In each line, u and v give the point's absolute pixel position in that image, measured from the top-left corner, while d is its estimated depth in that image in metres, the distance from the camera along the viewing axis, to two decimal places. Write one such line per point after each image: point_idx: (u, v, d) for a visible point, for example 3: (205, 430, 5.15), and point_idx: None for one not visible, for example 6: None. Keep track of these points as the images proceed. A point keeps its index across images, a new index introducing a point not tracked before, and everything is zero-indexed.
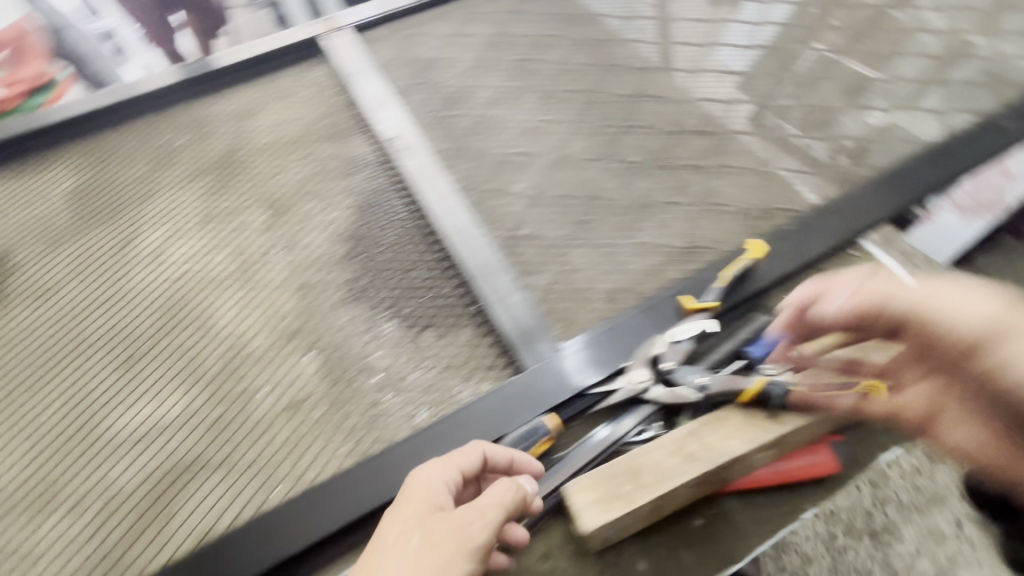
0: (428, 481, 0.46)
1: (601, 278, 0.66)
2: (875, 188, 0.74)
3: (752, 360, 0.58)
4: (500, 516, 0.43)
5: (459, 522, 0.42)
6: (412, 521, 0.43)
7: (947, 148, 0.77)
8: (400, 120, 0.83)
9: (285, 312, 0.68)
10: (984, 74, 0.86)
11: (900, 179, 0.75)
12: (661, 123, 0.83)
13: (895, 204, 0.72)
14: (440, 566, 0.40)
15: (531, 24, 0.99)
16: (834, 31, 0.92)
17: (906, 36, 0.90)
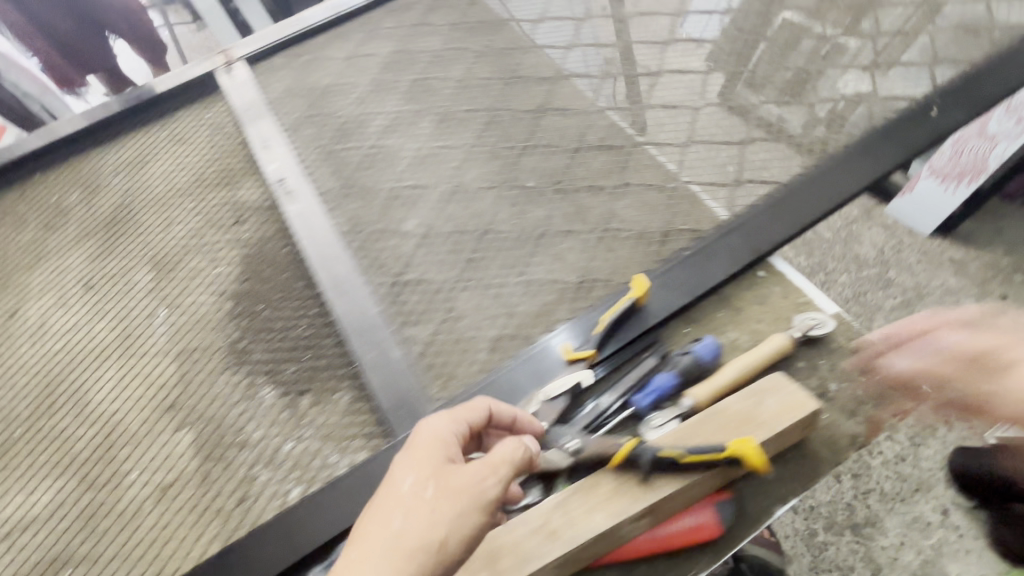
0: (435, 432, 0.46)
1: (485, 324, 0.62)
2: (791, 194, 0.67)
3: (635, 413, 0.54)
4: (508, 473, 0.44)
5: (470, 478, 0.43)
6: (426, 472, 0.43)
7: (871, 140, 0.70)
8: (287, 161, 0.79)
9: (163, 383, 0.65)
10: (914, 54, 0.78)
11: (819, 181, 0.68)
12: (564, 138, 0.77)
13: (813, 212, 0.66)
14: (449, 521, 0.40)
15: (434, 36, 0.93)
16: (752, 19, 0.85)
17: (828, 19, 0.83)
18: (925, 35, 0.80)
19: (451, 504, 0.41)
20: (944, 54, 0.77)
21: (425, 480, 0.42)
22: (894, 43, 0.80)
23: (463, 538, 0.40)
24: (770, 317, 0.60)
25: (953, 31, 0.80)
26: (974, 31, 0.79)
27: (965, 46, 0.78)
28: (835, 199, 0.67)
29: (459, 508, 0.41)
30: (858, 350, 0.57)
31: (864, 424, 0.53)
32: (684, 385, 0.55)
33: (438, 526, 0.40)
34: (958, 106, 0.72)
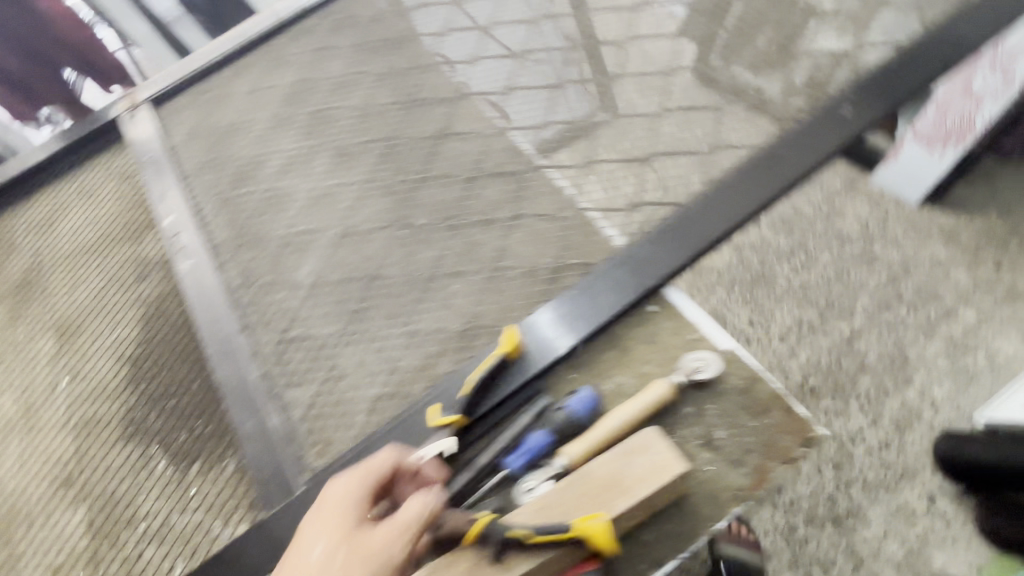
0: (340, 494, 0.43)
1: (366, 382, 0.59)
2: (688, 216, 0.63)
3: (509, 474, 0.52)
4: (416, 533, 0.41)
5: (374, 546, 0.40)
6: (331, 544, 0.41)
7: (778, 151, 0.65)
8: (183, 212, 0.77)
9: (63, 458, 0.65)
10: (831, 47, 0.73)
11: (720, 199, 0.63)
12: (460, 166, 0.73)
13: (711, 235, 0.61)
14: None
15: (335, 59, 0.88)
16: (661, 19, 0.79)
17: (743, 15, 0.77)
18: (844, 26, 0.75)
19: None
20: (862, 46, 0.72)
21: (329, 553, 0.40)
22: (810, 36, 0.75)
23: None
24: (660, 358, 0.56)
25: (872, 21, 0.75)
26: (894, 20, 0.74)
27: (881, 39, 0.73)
28: (736, 218, 0.62)
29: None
30: (749, 392, 0.53)
31: (751, 475, 0.50)
32: (559, 441, 0.52)
33: None
34: (872, 106, 0.67)
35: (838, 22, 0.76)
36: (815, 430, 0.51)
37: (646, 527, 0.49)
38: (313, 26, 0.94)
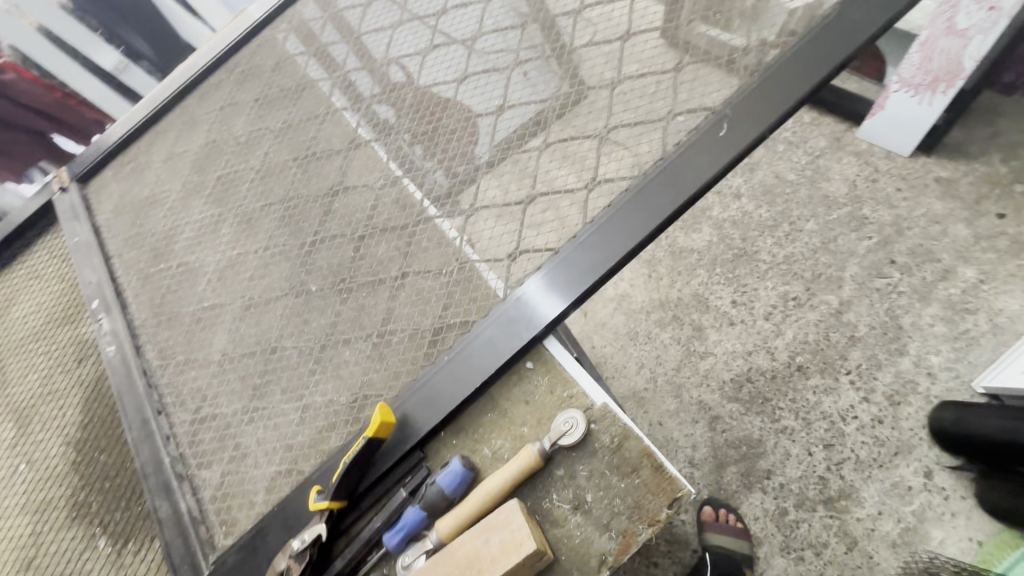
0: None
1: (265, 460, 0.62)
2: (600, 230, 0.61)
3: (389, 550, 0.53)
4: None
5: None
6: None
7: (673, 163, 0.61)
8: (107, 293, 0.80)
9: (21, 541, 0.71)
10: (721, 46, 0.68)
11: (638, 203, 0.61)
12: (352, 225, 0.73)
13: (611, 259, 0.59)
14: None
15: (240, 117, 0.89)
16: (546, 40, 0.76)
17: (629, 24, 0.74)
18: (738, 18, 0.69)
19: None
20: (756, 41, 0.67)
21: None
22: (702, 31, 0.69)
23: None
24: (535, 419, 0.56)
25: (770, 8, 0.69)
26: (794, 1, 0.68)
27: (781, 27, 0.66)
28: (624, 249, 0.59)
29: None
30: (619, 451, 0.52)
31: (617, 539, 0.50)
32: (433, 516, 0.53)
33: None
34: (769, 106, 0.61)
35: (732, 13, 0.70)
36: (682, 489, 0.50)
37: None
38: (221, 79, 0.95)
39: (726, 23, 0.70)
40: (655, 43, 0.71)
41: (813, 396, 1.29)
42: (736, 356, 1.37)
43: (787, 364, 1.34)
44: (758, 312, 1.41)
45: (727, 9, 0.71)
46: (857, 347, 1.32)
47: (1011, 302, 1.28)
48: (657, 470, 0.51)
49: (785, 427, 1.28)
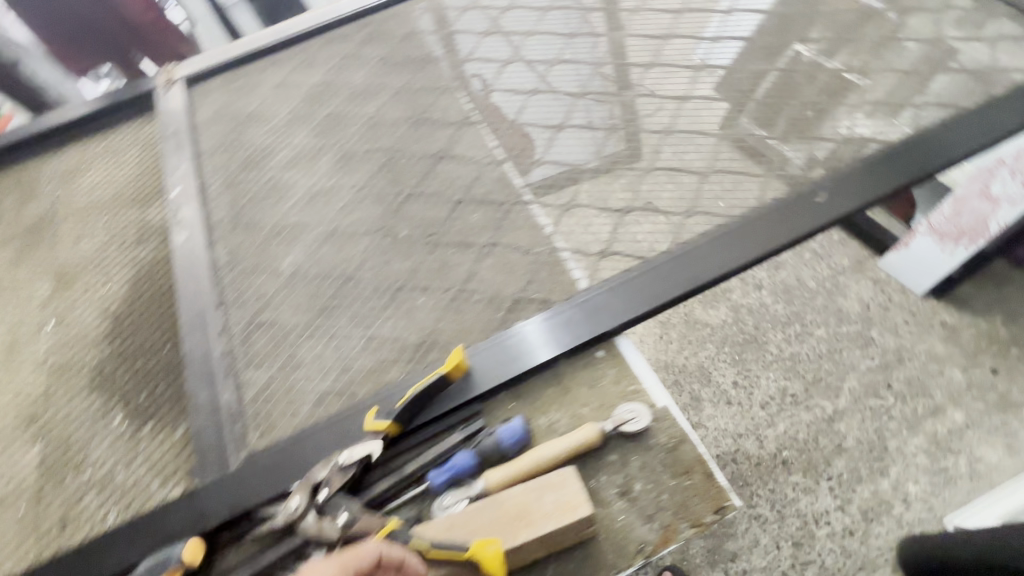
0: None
1: (320, 375, 0.62)
2: (693, 253, 0.66)
3: (431, 488, 0.54)
4: None
5: None
6: None
7: (766, 216, 0.68)
8: (190, 186, 0.82)
9: (31, 396, 0.69)
10: (819, 133, 0.77)
11: (732, 239, 0.66)
12: (450, 190, 0.76)
13: (698, 280, 0.64)
14: None
15: (358, 69, 0.94)
16: (664, 84, 0.85)
17: (744, 93, 0.82)
18: (841, 116, 0.78)
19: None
20: (852, 138, 0.76)
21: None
22: (804, 119, 0.79)
23: None
24: (597, 402, 0.58)
25: (869, 114, 0.78)
26: (889, 115, 0.78)
27: (876, 134, 0.76)
28: (712, 274, 0.64)
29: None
30: (675, 451, 0.54)
31: (658, 531, 0.51)
32: (482, 467, 0.54)
33: None
34: (855, 192, 0.70)
35: (834, 109, 0.79)
36: (729, 499, 0.52)
37: (548, 561, 0.50)
38: (349, 32, 1.01)
39: (825, 118, 0.79)
40: (763, 112, 0.79)
41: (793, 491, 1.32)
42: (728, 434, 1.40)
43: (774, 455, 1.37)
44: (757, 397, 1.45)
45: (831, 104, 0.80)
46: (843, 456, 1.35)
47: (992, 455, 1.33)
48: (710, 477, 0.53)
49: (760, 514, 1.30)
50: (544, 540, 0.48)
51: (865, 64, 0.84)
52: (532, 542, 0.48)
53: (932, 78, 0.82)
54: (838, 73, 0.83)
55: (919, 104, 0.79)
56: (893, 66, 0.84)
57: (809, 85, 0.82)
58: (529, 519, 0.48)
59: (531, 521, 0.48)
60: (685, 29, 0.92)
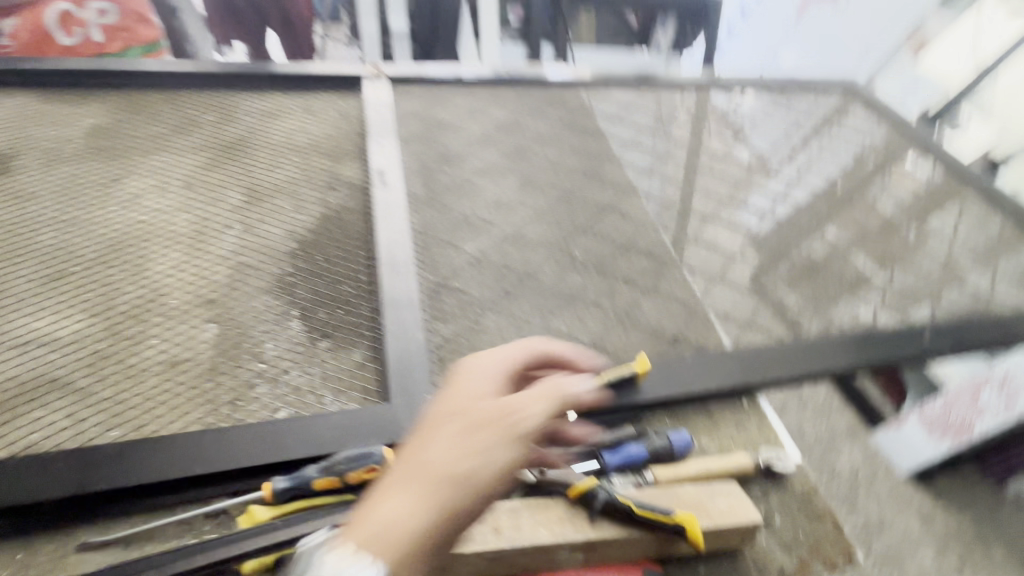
0: (478, 370, 0.46)
1: (503, 346, 0.69)
2: (818, 346, 0.78)
3: (605, 466, 0.58)
4: (546, 409, 0.42)
5: (509, 408, 0.41)
6: (461, 409, 0.42)
7: (879, 337, 0.81)
8: (392, 158, 0.91)
9: (212, 281, 0.72)
10: (907, 293, 0.95)
11: (850, 345, 0.80)
12: (617, 236, 0.89)
13: (825, 368, 0.76)
14: (480, 448, 0.39)
15: (540, 119, 1.10)
16: (782, 219, 1.05)
17: (848, 245, 1.01)
18: (926, 286, 0.96)
19: (484, 444, 0.39)
20: (935, 306, 0.93)
21: (445, 418, 0.41)
22: (895, 279, 0.97)
23: (499, 467, 0.39)
24: (741, 440, 0.66)
25: (949, 291, 0.96)
26: (964, 295, 0.96)
27: (954, 307, 0.93)
28: (834, 367, 0.76)
29: (488, 448, 0.39)
30: (809, 499, 0.62)
31: (795, 562, 0.57)
32: (650, 461, 0.60)
33: (472, 453, 0.39)
34: (946, 342, 0.84)
35: (919, 279, 0.98)
36: (856, 553, 0.59)
37: (703, 560, 0.55)
38: (534, 90, 1.18)
39: (913, 282, 0.97)
40: (863, 264, 0.98)
41: None
42: None
43: None
44: None
45: (917, 274, 0.98)
46: None
47: None
48: (840, 530, 0.60)
49: None
50: (716, 534, 0.54)
51: (945, 252, 1.04)
52: (709, 531, 0.54)
53: (999, 278, 1.00)
54: (921, 254, 1.03)
55: (991, 294, 0.96)
56: (965, 259, 1.03)
57: (898, 255, 1.02)
58: (707, 509, 0.55)
59: (709, 512, 0.55)
60: (801, 184, 1.13)
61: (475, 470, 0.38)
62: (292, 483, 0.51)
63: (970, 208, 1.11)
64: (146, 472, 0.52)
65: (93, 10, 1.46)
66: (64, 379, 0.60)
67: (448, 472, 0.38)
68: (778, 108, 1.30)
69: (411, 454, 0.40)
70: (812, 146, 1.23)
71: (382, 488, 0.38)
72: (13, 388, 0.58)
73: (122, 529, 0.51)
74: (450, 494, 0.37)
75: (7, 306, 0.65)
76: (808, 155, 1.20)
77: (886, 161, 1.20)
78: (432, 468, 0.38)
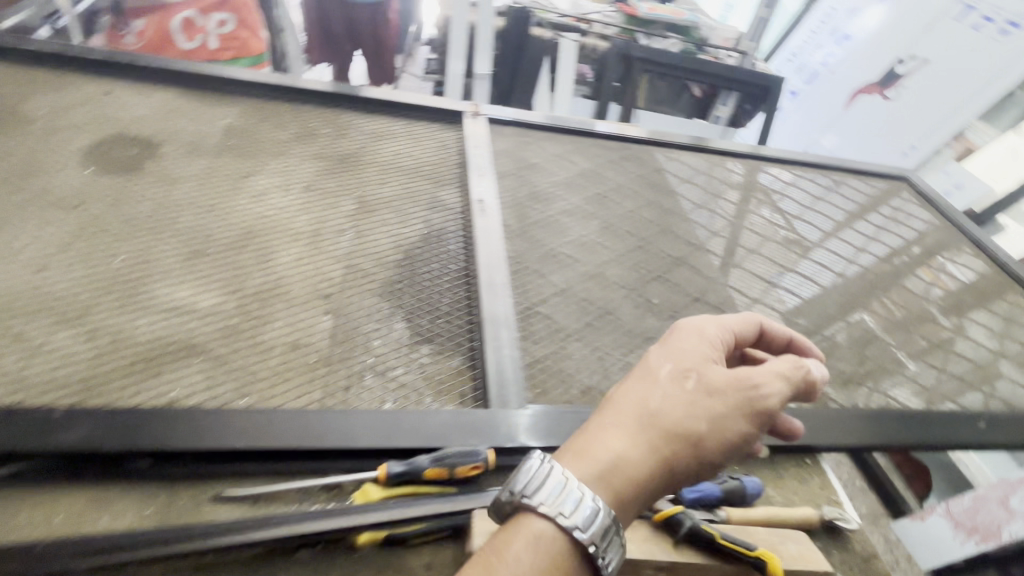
0: (701, 332, 0.50)
1: (586, 374, 0.75)
2: (878, 417, 0.82)
3: (681, 498, 0.62)
4: (777, 386, 0.46)
5: (742, 377, 0.45)
6: (690, 364, 0.46)
7: (935, 419, 0.85)
8: (490, 190, 1.00)
9: (329, 278, 0.79)
10: (961, 380, 0.98)
11: (907, 421, 0.83)
12: (690, 289, 0.95)
13: (884, 439, 0.79)
14: (711, 410, 0.43)
15: (618, 172, 1.19)
16: (846, 294, 1.08)
17: (905, 326, 1.05)
18: (979, 375, 1.00)
19: (714, 409, 0.43)
20: (987, 396, 0.96)
21: (677, 375, 0.45)
22: (949, 364, 1.00)
23: (726, 432, 0.43)
24: (803, 494, 0.70)
25: (1001, 382, 0.99)
26: (1017, 389, 0.99)
27: (1006, 399, 0.96)
28: (894, 439, 0.80)
29: (721, 415, 0.43)
30: (868, 560, 0.65)
31: None
32: (724, 501, 0.64)
33: (706, 414, 0.43)
34: (999, 432, 0.87)
35: (974, 368, 1.01)
36: None
37: None
38: (613, 145, 1.27)
39: (968, 370, 1.00)
40: (919, 347, 1.02)
41: None
42: None
43: None
44: None
45: (971, 363, 1.02)
46: None
47: None
48: None
49: None
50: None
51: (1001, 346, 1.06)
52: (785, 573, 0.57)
53: None
54: (978, 343, 1.06)
55: None
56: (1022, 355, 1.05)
57: (953, 341, 1.05)
58: (782, 552, 0.58)
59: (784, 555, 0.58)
60: (860, 261, 1.18)
61: (706, 428, 0.43)
62: (405, 468, 0.56)
63: (1022, 305, 1.14)
64: (272, 439, 0.57)
65: (215, 19, 1.57)
66: (201, 347, 0.66)
67: (681, 427, 0.42)
68: (838, 189, 1.37)
69: (642, 399, 0.44)
70: (870, 228, 1.28)
71: (608, 423, 0.43)
72: (159, 347, 0.65)
73: (247, 488, 0.56)
74: (677, 447, 0.42)
75: (155, 274, 0.73)
76: (867, 235, 1.25)
77: (943, 251, 1.25)
78: (664, 420, 0.42)
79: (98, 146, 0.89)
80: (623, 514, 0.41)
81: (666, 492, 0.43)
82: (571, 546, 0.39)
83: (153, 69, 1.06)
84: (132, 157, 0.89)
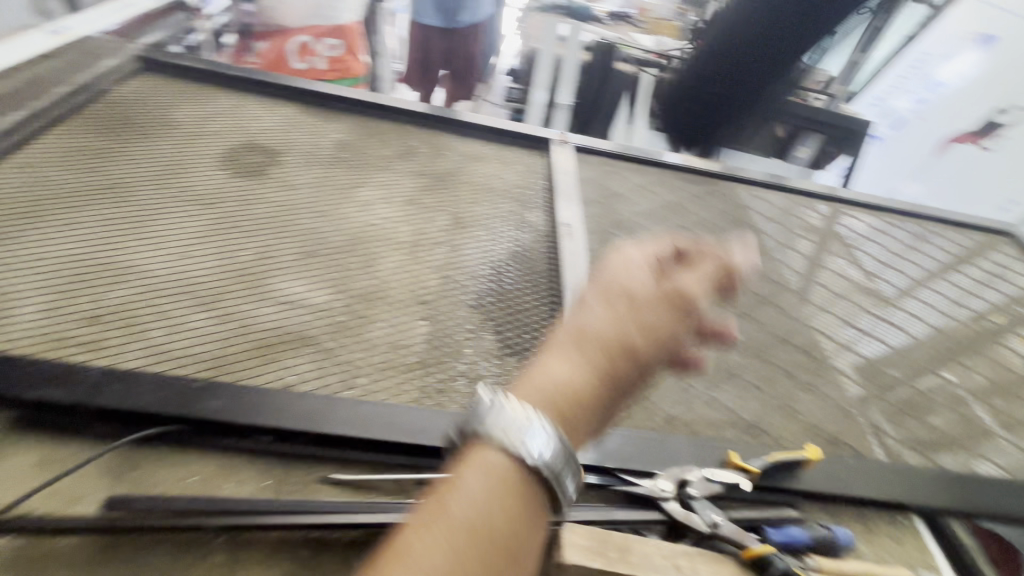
0: (625, 260, 0.58)
1: (669, 403, 0.75)
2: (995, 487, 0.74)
3: (768, 539, 0.60)
4: (697, 293, 0.55)
5: (663, 297, 0.54)
6: (614, 291, 0.55)
7: None
8: (576, 215, 1.03)
9: (425, 286, 0.84)
10: None
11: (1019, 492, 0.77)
12: (774, 328, 0.93)
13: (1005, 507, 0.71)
14: (638, 326, 0.52)
15: (701, 206, 1.19)
16: (943, 348, 1.02)
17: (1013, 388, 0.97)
18: None
19: (641, 324, 0.52)
20: None
21: (606, 302, 0.54)
22: None
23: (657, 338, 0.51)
24: (898, 555, 0.67)
25: None
26: None
27: None
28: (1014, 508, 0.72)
29: (650, 327, 0.52)
30: None
31: None
32: (815, 548, 0.61)
33: (636, 330, 0.51)
34: None
35: None
36: None
37: None
38: (695, 180, 1.28)
39: None
40: None
41: None
42: None
43: None
44: None
45: None
46: None
47: None
48: None
49: None
50: None
51: None
52: None
53: None
54: None
55: None
56: None
57: None
58: None
59: None
60: (959, 314, 1.11)
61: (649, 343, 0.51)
62: None
63: None
64: (377, 430, 0.61)
65: (326, 45, 1.72)
66: (312, 338, 0.72)
67: (611, 341, 0.51)
68: (936, 236, 1.30)
69: (576, 326, 0.53)
70: (971, 280, 1.21)
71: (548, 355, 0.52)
72: (277, 335, 0.71)
73: (350, 474, 0.60)
74: (610, 359, 0.50)
75: (275, 268, 0.80)
76: (968, 288, 1.18)
77: None
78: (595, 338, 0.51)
79: (231, 152, 1.00)
80: (583, 428, 0.47)
81: (614, 402, 0.52)
82: (527, 477, 0.40)
83: (281, 88, 1.18)
84: (258, 163, 0.99)
